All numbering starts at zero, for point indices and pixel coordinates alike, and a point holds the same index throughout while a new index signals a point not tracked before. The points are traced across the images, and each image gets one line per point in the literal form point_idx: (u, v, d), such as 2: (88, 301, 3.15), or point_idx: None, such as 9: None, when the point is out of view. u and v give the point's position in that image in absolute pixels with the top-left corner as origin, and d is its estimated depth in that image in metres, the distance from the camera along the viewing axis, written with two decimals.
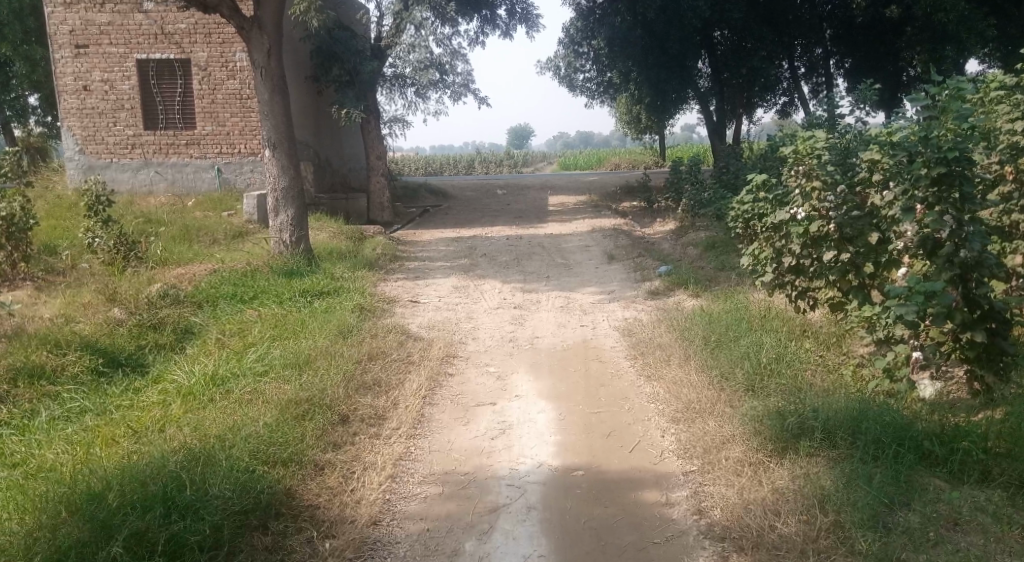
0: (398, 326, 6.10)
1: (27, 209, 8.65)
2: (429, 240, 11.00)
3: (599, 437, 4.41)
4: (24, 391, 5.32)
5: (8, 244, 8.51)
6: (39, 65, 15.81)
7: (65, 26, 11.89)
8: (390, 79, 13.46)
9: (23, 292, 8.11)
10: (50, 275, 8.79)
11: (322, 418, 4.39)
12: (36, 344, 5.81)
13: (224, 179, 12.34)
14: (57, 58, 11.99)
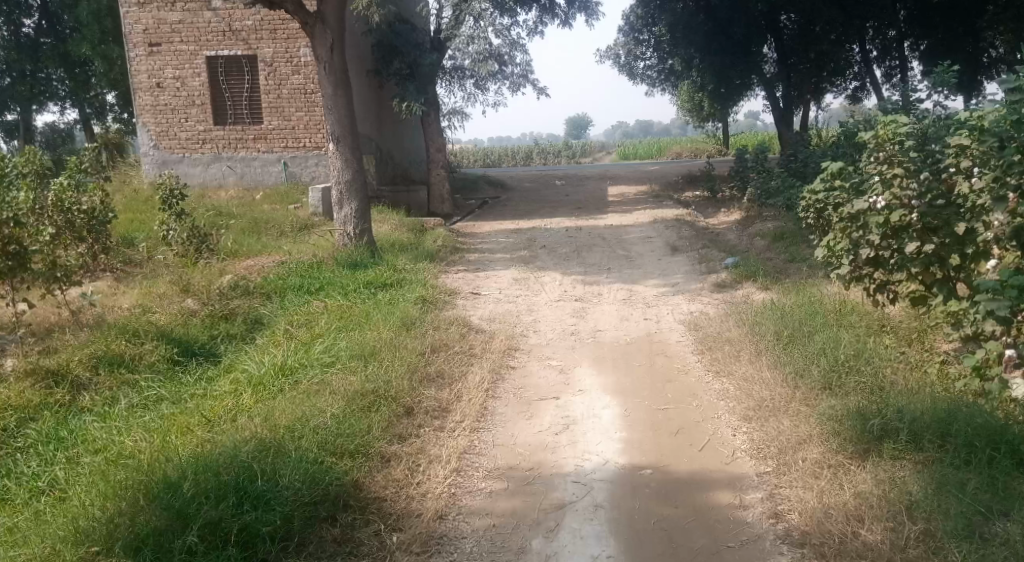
0: (460, 318, 6.09)
1: (107, 202, 8.94)
2: (488, 231, 10.98)
3: (668, 434, 4.32)
4: (105, 379, 5.48)
5: (90, 237, 8.86)
6: (116, 64, 16.14)
7: (139, 25, 12.19)
8: (450, 71, 13.49)
9: (103, 283, 8.38)
10: (128, 267, 9.06)
11: (388, 411, 4.39)
12: (116, 334, 5.97)
13: (290, 172, 12.53)
14: (132, 57, 12.33)
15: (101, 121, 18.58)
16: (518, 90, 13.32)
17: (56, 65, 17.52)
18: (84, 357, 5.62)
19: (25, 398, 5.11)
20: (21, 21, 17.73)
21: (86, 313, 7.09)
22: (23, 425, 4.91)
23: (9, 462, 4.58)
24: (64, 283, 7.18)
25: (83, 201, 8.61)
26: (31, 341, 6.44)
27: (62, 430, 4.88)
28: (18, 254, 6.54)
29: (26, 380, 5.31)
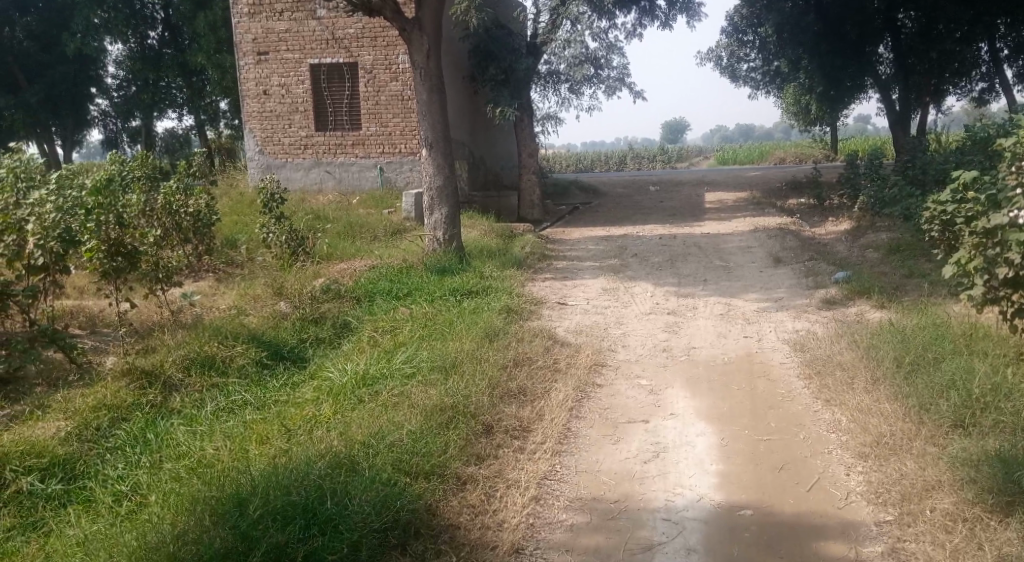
0: (545, 330, 5.84)
1: (212, 205, 9.13)
2: (579, 238, 10.70)
3: (769, 469, 3.96)
4: (195, 380, 5.48)
5: (194, 239, 9.05)
6: (228, 72, 16.65)
7: (249, 35, 12.51)
8: (545, 75, 13.31)
9: (204, 283, 8.52)
10: (228, 267, 9.21)
11: (467, 429, 4.19)
12: (210, 334, 5.99)
13: (386, 178, 12.56)
14: (242, 65, 12.66)
15: (215, 128, 19.12)
16: (614, 95, 13.00)
17: (175, 74, 18.14)
18: (177, 357, 5.62)
19: (119, 397, 5.13)
20: (147, 33, 18.24)
21: (186, 314, 7.19)
22: (114, 424, 4.92)
23: (98, 461, 4.58)
24: (165, 283, 7.28)
25: (190, 204, 8.81)
26: (131, 339, 6.53)
27: (149, 432, 4.87)
28: (126, 256, 6.68)
29: (120, 379, 5.34)
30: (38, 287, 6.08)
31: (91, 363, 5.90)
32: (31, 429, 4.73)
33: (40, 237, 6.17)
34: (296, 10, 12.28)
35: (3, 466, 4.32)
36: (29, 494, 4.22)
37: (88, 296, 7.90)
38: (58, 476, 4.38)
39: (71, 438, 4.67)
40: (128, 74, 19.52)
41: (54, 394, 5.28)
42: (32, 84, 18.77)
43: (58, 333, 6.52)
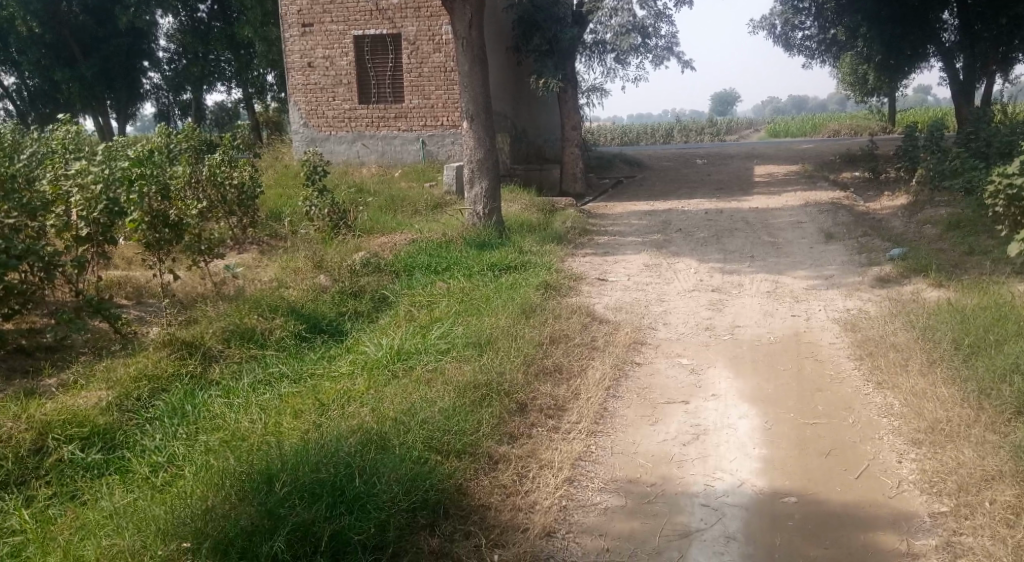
0: (583, 307, 5.70)
1: (255, 177, 9.09)
2: (622, 213, 10.50)
3: (816, 455, 3.79)
4: (234, 352, 5.45)
5: (239, 211, 9.01)
6: (275, 45, 16.63)
7: (294, 7, 12.43)
8: (591, 45, 13.02)
9: (247, 256, 8.52)
10: (272, 239, 9.21)
11: (500, 406, 4.09)
12: (250, 306, 5.96)
13: (427, 151, 12.46)
14: (287, 37, 12.61)
15: (263, 101, 19.08)
16: (661, 65, 12.68)
17: (223, 48, 18.15)
18: (217, 328, 5.59)
19: (160, 367, 5.10)
20: (196, 6, 18.31)
21: (228, 286, 7.19)
22: (154, 394, 4.90)
23: (138, 431, 4.57)
24: (208, 256, 7.28)
25: (235, 176, 8.78)
26: (175, 309, 6.52)
27: (188, 403, 4.86)
28: (171, 226, 6.77)
29: (161, 349, 5.31)
30: (84, 257, 6.09)
31: (134, 333, 5.91)
32: (73, 397, 4.74)
33: (84, 208, 6.19)
34: None
35: (45, 435, 4.32)
36: (69, 463, 4.22)
37: (133, 267, 7.94)
38: (98, 446, 4.38)
39: (111, 407, 4.66)
40: (178, 47, 19.63)
41: (96, 363, 5.28)
42: (87, 57, 18.99)
43: (104, 304, 6.55)
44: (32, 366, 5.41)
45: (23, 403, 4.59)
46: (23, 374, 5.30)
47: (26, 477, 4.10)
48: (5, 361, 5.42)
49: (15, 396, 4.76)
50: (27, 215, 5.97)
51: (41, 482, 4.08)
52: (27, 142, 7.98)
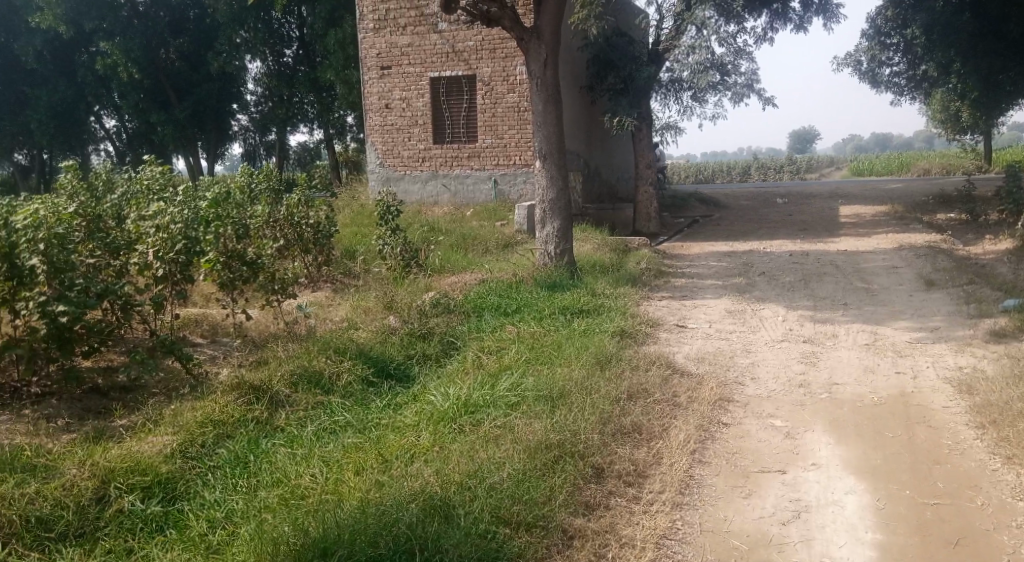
0: (663, 357, 5.36)
1: (331, 217, 9.03)
2: (700, 253, 10.11)
3: (942, 544, 3.36)
4: (301, 397, 5.26)
5: (315, 249, 8.90)
6: (355, 87, 16.78)
7: (374, 50, 12.57)
8: (667, 83, 12.77)
9: (320, 294, 8.35)
10: (346, 278, 9.02)
11: (573, 471, 3.79)
12: (319, 349, 5.78)
13: (499, 190, 12.31)
14: (366, 80, 12.73)
15: (342, 142, 19.29)
16: (741, 102, 12.32)
17: (306, 91, 18.48)
18: (285, 372, 5.42)
19: (226, 412, 4.95)
20: (283, 51, 18.84)
21: (300, 325, 7.04)
22: (218, 441, 4.74)
23: (200, 481, 4.40)
24: (282, 295, 7.18)
25: (310, 215, 8.75)
26: (246, 350, 6.40)
27: (251, 452, 4.67)
28: (246, 265, 6.74)
29: (228, 393, 5.16)
30: (160, 295, 6.05)
31: (205, 373, 5.80)
32: (138, 442, 4.61)
33: (162, 248, 6.14)
34: (419, 24, 12.27)
35: (107, 483, 4.19)
36: (129, 514, 4.07)
37: (210, 305, 7.87)
38: (159, 497, 4.23)
39: (175, 454, 4.51)
40: (264, 90, 20.09)
41: (166, 405, 5.17)
42: (180, 100, 19.51)
43: (178, 342, 6.48)
44: (106, 406, 5.35)
45: (87, 449, 4.48)
46: (98, 414, 5.25)
47: (85, 528, 3.96)
48: (80, 400, 5.37)
49: (81, 440, 4.66)
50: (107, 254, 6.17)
51: (100, 535, 3.94)
52: (113, 181, 8.08)
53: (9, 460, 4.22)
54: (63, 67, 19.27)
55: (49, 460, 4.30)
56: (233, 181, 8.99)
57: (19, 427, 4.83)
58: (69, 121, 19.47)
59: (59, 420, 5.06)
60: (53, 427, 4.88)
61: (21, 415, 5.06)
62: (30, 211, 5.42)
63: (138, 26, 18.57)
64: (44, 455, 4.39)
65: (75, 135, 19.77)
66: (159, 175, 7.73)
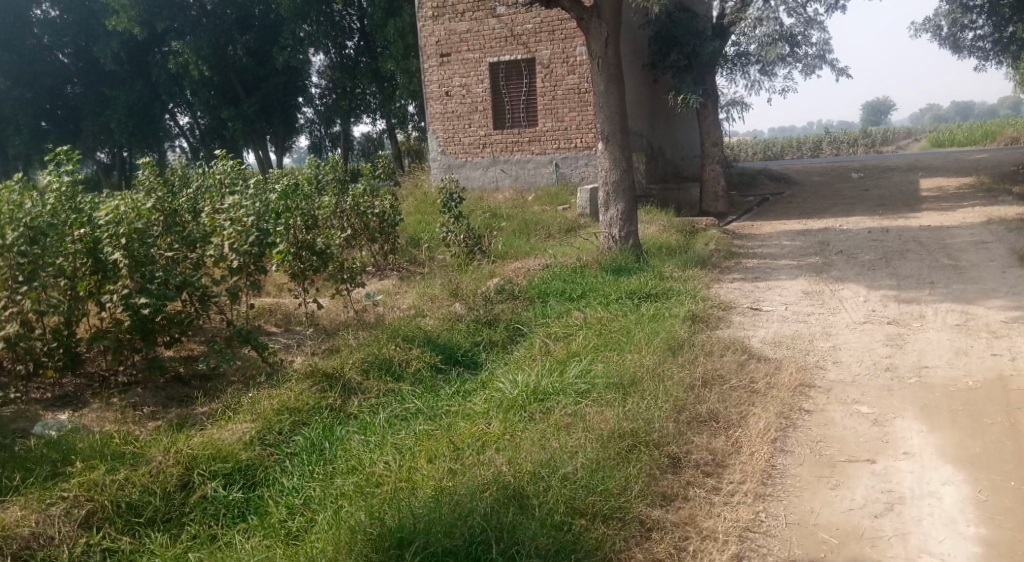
0: (738, 341, 5.19)
1: (395, 206, 9.00)
2: (772, 233, 9.81)
3: None
4: (373, 384, 5.22)
5: (381, 237, 8.90)
6: (415, 76, 16.78)
7: (433, 38, 12.52)
8: (733, 58, 12.44)
9: (387, 282, 8.34)
10: (412, 265, 8.98)
11: (649, 461, 3.68)
12: (388, 336, 5.75)
13: (561, 173, 12.16)
14: (426, 68, 12.70)
15: (404, 131, 19.32)
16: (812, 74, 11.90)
17: (368, 81, 18.57)
18: (356, 360, 5.40)
19: (301, 399, 4.96)
20: (345, 43, 18.84)
21: (369, 313, 7.03)
22: (295, 428, 4.75)
23: (278, 468, 4.42)
24: (352, 284, 7.21)
25: (375, 205, 8.75)
26: (319, 338, 6.44)
27: (326, 440, 4.66)
28: (316, 256, 6.79)
29: (303, 381, 5.17)
30: (236, 287, 6.18)
31: (280, 361, 5.86)
32: (219, 430, 4.66)
33: (237, 240, 6.23)
34: (477, 10, 12.16)
35: (191, 470, 4.24)
36: (212, 501, 4.11)
37: (281, 295, 7.94)
38: (240, 484, 4.26)
39: (254, 441, 4.54)
40: (328, 83, 20.27)
41: (243, 393, 5.24)
42: (249, 95, 19.83)
43: (253, 332, 6.57)
44: (188, 394, 5.47)
45: (171, 438, 4.57)
46: (181, 402, 5.36)
47: (171, 514, 4.02)
48: (163, 389, 5.50)
49: (166, 429, 4.76)
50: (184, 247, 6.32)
51: (186, 520, 3.99)
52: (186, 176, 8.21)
53: (100, 447, 4.36)
54: (139, 68, 19.83)
55: (136, 448, 4.41)
56: (300, 173, 9.07)
57: (108, 416, 4.99)
58: (147, 119, 19.86)
59: (145, 408, 5.18)
60: (139, 415, 5.02)
61: (109, 403, 5.21)
62: (112, 207, 5.55)
63: (207, 25, 19.02)
64: (132, 443, 4.50)
65: (153, 132, 20.15)
66: (230, 169, 7.84)
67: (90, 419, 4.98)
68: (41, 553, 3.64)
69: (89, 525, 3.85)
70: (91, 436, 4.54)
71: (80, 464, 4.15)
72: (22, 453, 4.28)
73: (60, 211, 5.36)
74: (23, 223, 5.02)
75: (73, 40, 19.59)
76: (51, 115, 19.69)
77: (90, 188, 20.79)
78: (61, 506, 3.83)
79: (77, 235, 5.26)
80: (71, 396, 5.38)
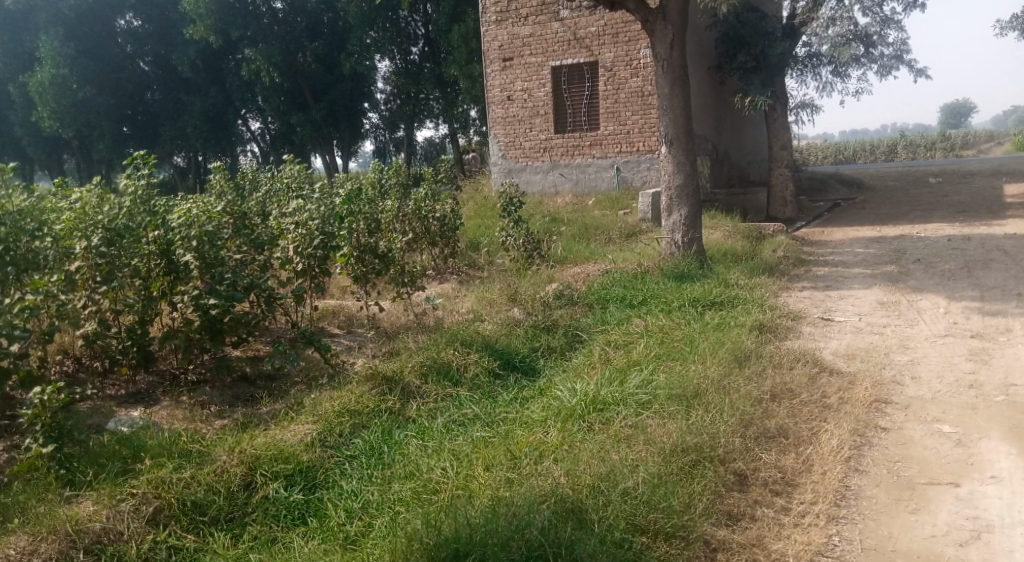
0: (809, 353, 5.00)
1: (456, 210, 8.94)
2: (843, 240, 9.49)
3: None
4: (432, 388, 5.14)
5: (441, 241, 8.86)
6: (478, 80, 16.77)
7: (496, 42, 12.51)
8: (804, 59, 12.18)
9: (447, 286, 8.30)
10: (472, 270, 8.92)
11: (715, 478, 3.53)
12: (447, 340, 5.67)
13: (622, 177, 11.97)
14: (488, 72, 12.69)
15: (466, 135, 19.31)
16: (888, 75, 11.51)
17: (431, 86, 18.64)
18: (414, 363, 5.33)
19: (361, 402, 4.92)
20: (410, 49, 18.93)
21: (428, 317, 6.98)
22: (355, 431, 4.71)
23: (337, 471, 4.38)
24: (412, 287, 7.13)
25: (436, 209, 8.73)
26: (379, 341, 6.41)
27: (383, 444, 4.58)
28: (378, 259, 6.79)
29: (363, 384, 5.12)
30: (301, 289, 6.26)
31: (342, 363, 5.87)
32: (281, 432, 4.64)
33: (302, 243, 6.36)
34: (541, 13, 12.09)
35: (254, 470, 4.25)
36: (273, 501, 4.10)
37: (343, 298, 7.97)
38: (300, 485, 4.23)
39: (315, 443, 4.52)
40: (393, 88, 20.30)
41: (305, 395, 5.25)
42: (317, 101, 20.09)
43: (316, 334, 6.57)
44: (254, 394, 5.50)
45: (236, 437, 4.60)
46: (247, 401, 5.40)
47: (234, 513, 4.02)
48: (230, 388, 5.55)
49: (232, 428, 4.79)
50: (253, 249, 6.40)
51: (247, 521, 3.99)
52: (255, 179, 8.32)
53: (168, 445, 4.42)
54: (215, 76, 20.33)
55: (202, 447, 4.45)
56: (364, 177, 9.13)
57: (177, 414, 5.06)
58: (219, 124, 20.55)
59: (212, 407, 5.23)
60: (206, 414, 5.08)
61: (179, 401, 5.28)
62: (183, 210, 5.60)
63: (277, 33, 19.26)
64: (198, 441, 4.54)
65: (226, 134, 20.85)
66: (297, 173, 7.91)
67: (160, 416, 5.06)
68: (110, 549, 3.68)
69: (156, 522, 3.88)
70: (160, 433, 4.61)
71: (148, 462, 4.22)
72: (97, 448, 4.38)
73: (135, 213, 5.51)
74: (100, 225, 5.25)
75: (154, 49, 20.39)
76: (131, 120, 20.40)
77: (168, 191, 21.44)
78: (130, 502, 3.89)
79: (152, 237, 5.39)
80: (143, 393, 5.49)
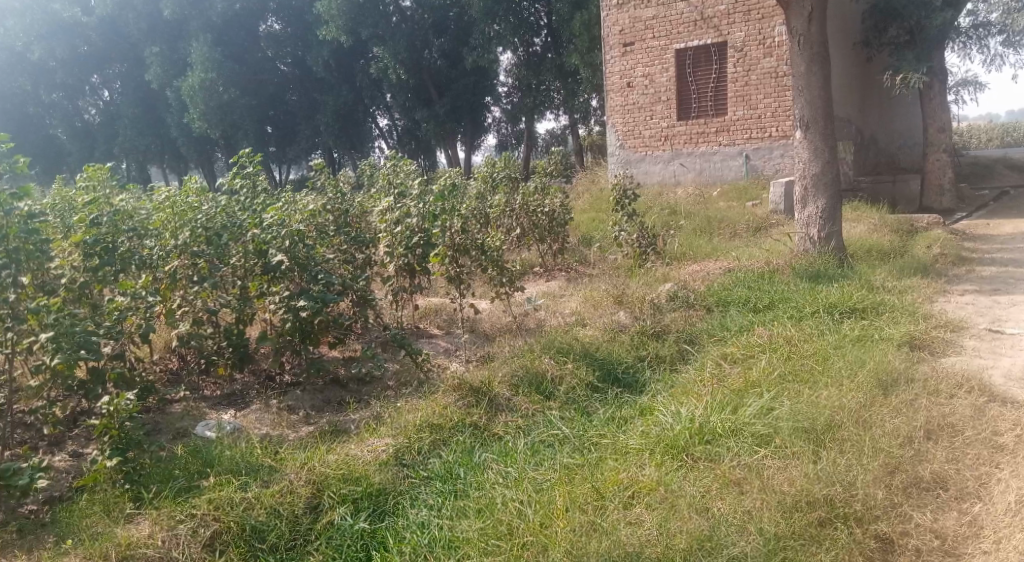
0: (975, 376, 4.17)
1: (567, 203, 8.32)
2: (1011, 235, 8.31)
3: None
4: (525, 402, 4.54)
5: (549, 237, 8.27)
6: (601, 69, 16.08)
7: (616, 27, 11.82)
8: (968, 30, 10.95)
9: (553, 284, 7.74)
10: (582, 266, 8.27)
11: (851, 546, 2.89)
12: (543, 348, 5.08)
13: (752, 165, 11.03)
14: (607, 59, 12.02)
15: (586, 126, 18.57)
16: None
17: (552, 77, 17.98)
18: (505, 373, 4.75)
19: (445, 415, 4.30)
20: (533, 40, 18.20)
21: (530, 318, 6.43)
22: (434, 448, 4.08)
23: (411, 496, 3.70)
24: (513, 285, 6.57)
25: (545, 202, 8.16)
26: (476, 344, 5.91)
27: (460, 467, 3.89)
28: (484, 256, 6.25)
29: (449, 395, 4.54)
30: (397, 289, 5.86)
31: (435, 369, 5.38)
32: (355, 447, 4.05)
33: (397, 240, 5.94)
34: None
35: (321, 492, 3.62)
36: (338, 530, 3.46)
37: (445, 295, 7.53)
38: (369, 512, 3.58)
39: (390, 462, 3.89)
40: (515, 81, 19.65)
41: (392, 403, 4.79)
42: (441, 96, 19.93)
43: (412, 337, 6.13)
44: (345, 400, 5.12)
45: (310, 451, 4.04)
46: (337, 408, 5.03)
47: (296, 541, 3.41)
48: (321, 392, 5.17)
49: (310, 439, 4.33)
50: (354, 247, 6.08)
51: (309, 551, 3.36)
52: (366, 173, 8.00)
53: (239, 460, 3.89)
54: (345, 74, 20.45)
55: (274, 462, 3.90)
56: (473, 170, 8.71)
57: (266, 419, 4.71)
58: (348, 120, 20.85)
59: (299, 412, 4.88)
60: (293, 420, 4.71)
61: (269, 405, 4.92)
62: (277, 209, 5.29)
63: (405, 30, 18.91)
64: (273, 454, 4.03)
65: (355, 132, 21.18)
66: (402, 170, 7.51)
67: (248, 421, 4.72)
68: None
69: (213, 548, 3.31)
70: (239, 438, 4.31)
71: (212, 479, 3.66)
72: (169, 460, 3.92)
73: (231, 211, 5.27)
74: (198, 224, 5.05)
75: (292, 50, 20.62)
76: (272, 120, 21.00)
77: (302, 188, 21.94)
78: (188, 524, 3.34)
79: (249, 236, 5.02)
80: (237, 395, 5.16)
